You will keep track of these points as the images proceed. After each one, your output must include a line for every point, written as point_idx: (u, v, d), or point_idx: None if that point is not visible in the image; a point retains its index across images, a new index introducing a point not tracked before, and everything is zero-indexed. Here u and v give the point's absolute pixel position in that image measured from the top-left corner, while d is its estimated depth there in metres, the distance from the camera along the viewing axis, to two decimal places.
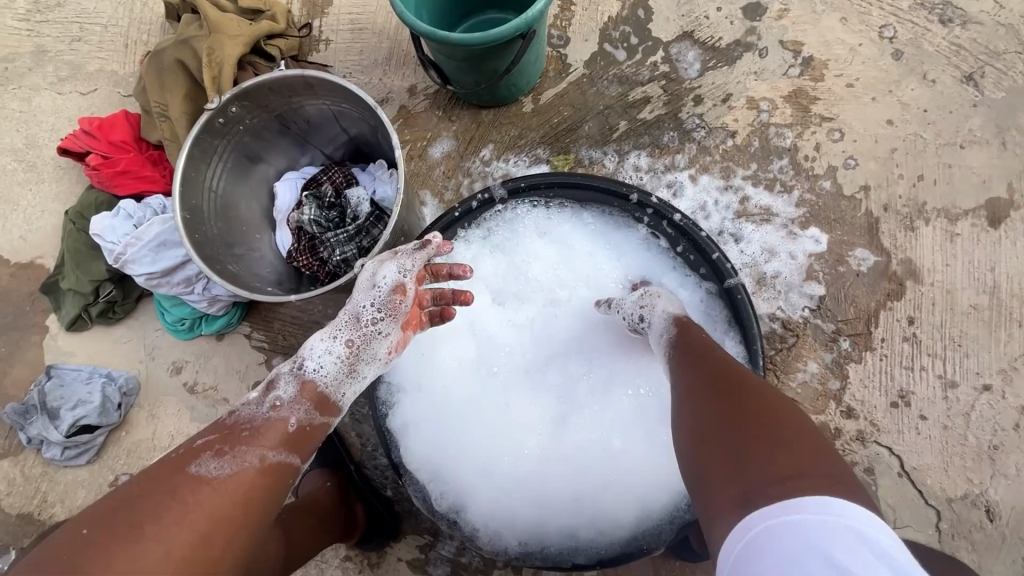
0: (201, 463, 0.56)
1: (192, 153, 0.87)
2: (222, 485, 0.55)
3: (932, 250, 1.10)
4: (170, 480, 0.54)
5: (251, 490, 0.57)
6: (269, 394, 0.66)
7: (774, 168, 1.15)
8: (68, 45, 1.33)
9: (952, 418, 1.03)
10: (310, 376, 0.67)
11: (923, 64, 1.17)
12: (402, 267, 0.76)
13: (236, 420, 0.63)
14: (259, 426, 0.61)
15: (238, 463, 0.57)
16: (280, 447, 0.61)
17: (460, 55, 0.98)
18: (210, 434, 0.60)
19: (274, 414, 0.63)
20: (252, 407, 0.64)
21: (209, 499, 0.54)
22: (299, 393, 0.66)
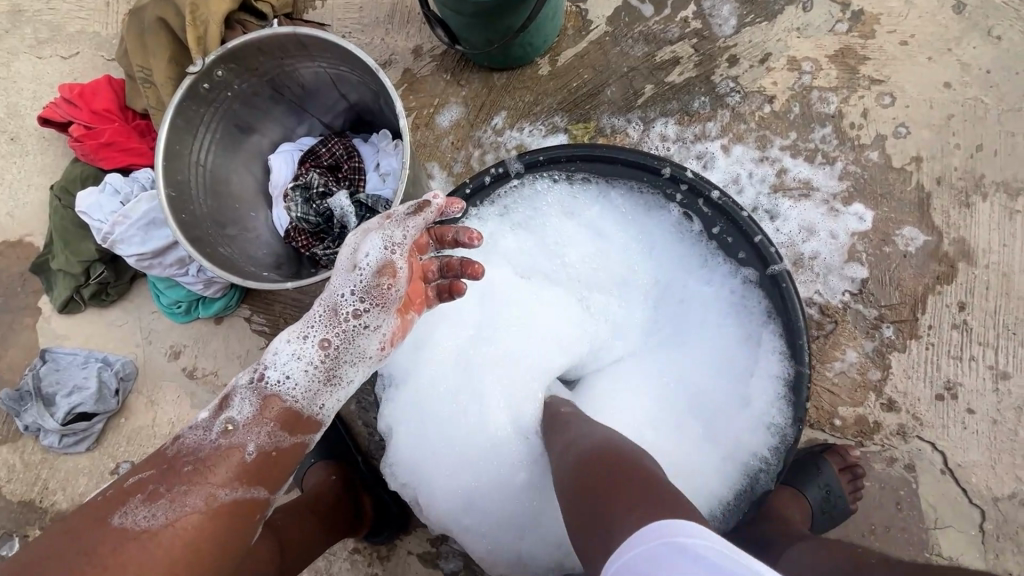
0: (125, 512, 0.56)
1: (175, 123, 0.79)
2: (153, 534, 0.55)
3: (989, 228, 1.00)
4: (98, 536, 0.54)
5: (191, 534, 0.56)
6: (222, 413, 0.62)
7: (816, 137, 1.04)
8: (46, 4, 1.23)
9: (1004, 412, 0.96)
10: (273, 389, 0.63)
11: (987, 18, 1.05)
12: (390, 242, 0.66)
13: (178, 450, 0.60)
14: (204, 459, 0.59)
15: (178, 508, 0.56)
16: (233, 484, 0.59)
17: (470, 11, 0.88)
18: (143, 471, 0.59)
19: (228, 441, 0.60)
20: (202, 431, 0.61)
21: (141, 551, 0.54)
22: (259, 411, 0.62)
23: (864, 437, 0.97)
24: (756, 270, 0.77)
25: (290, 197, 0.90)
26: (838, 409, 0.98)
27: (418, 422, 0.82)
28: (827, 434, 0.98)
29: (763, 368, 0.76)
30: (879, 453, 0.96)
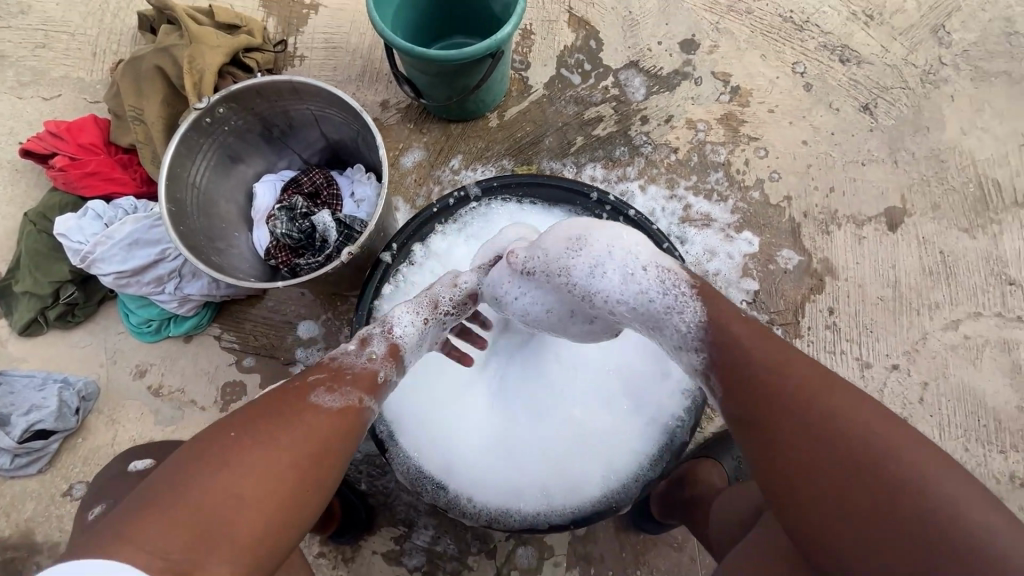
0: (319, 394, 0.65)
1: (179, 149, 0.91)
2: (329, 415, 0.64)
3: (844, 250, 1.28)
4: (294, 407, 0.63)
5: (347, 428, 0.65)
6: (365, 347, 0.74)
7: (711, 179, 1.30)
8: (32, 52, 1.33)
9: (869, 394, 1.19)
10: (399, 338, 0.76)
11: (828, 94, 1.38)
12: (480, 273, 0.88)
13: (340, 363, 0.71)
14: (358, 373, 0.70)
15: (344, 401, 0.66)
16: (376, 396, 0.69)
17: (435, 71, 1.08)
18: (320, 371, 0.69)
19: (370, 365, 0.72)
20: (350, 354, 0.73)
21: (315, 426, 0.62)
22: (390, 352, 0.75)
23: None
24: None
25: (274, 216, 1.02)
26: None
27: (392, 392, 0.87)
28: None
29: None
30: None
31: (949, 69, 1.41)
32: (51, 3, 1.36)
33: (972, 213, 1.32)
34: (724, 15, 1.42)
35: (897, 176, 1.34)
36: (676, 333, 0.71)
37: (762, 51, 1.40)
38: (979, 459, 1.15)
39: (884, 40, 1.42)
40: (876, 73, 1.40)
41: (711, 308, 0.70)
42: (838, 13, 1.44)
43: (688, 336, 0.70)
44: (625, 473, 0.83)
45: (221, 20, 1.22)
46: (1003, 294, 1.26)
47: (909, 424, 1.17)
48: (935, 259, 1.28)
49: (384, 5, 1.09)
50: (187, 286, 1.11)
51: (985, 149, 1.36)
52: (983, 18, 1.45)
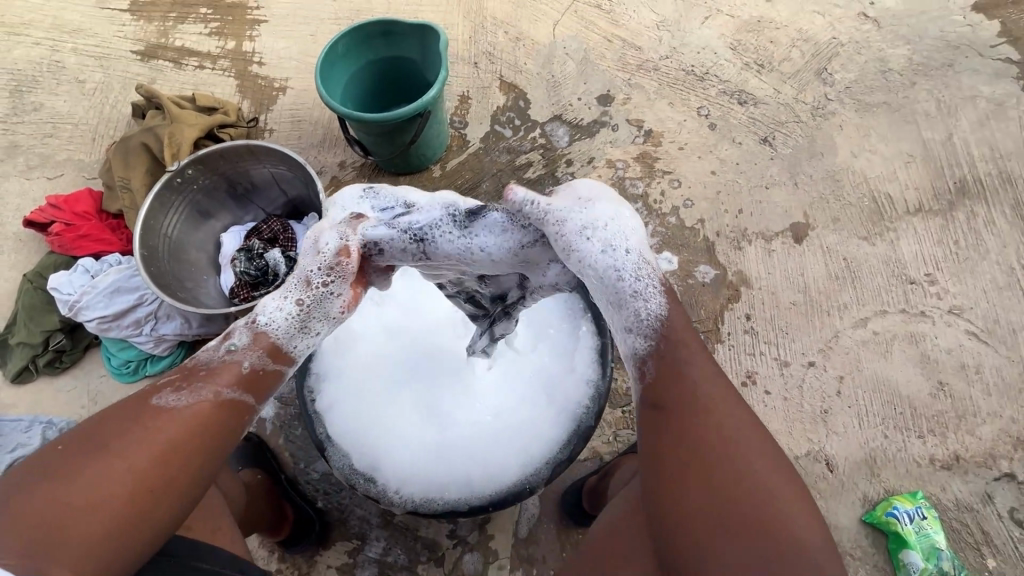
0: (162, 396, 0.66)
1: (152, 204, 1.09)
2: (178, 412, 0.65)
3: (756, 262, 1.41)
4: (137, 410, 0.64)
5: (206, 419, 0.66)
6: (225, 340, 0.73)
7: (632, 209, 1.47)
8: (41, 141, 1.56)
9: (790, 390, 1.28)
10: (262, 327, 0.73)
11: (731, 131, 1.58)
12: (342, 231, 0.77)
13: (195, 363, 0.71)
14: (212, 369, 0.70)
15: (196, 396, 0.67)
16: (234, 387, 0.69)
17: (375, 131, 1.28)
18: (172, 374, 0.69)
19: (229, 358, 0.71)
20: (209, 352, 0.72)
21: (168, 423, 0.64)
22: (253, 341, 0.73)
23: None
24: None
25: (235, 258, 1.18)
26: None
27: (330, 394, 0.97)
28: None
29: None
30: None
31: (836, 103, 1.61)
32: (60, 101, 1.60)
33: (869, 223, 1.46)
34: (635, 71, 1.64)
35: (799, 196, 1.50)
36: (633, 317, 0.74)
37: (670, 99, 1.61)
38: (899, 444, 1.23)
39: (776, 83, 1.64)
40: (772, 111, 1.61)
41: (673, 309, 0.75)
42: (734, 64, 1.66)
43: (644, 323, 0.73)
44: (540, 458, 0.92)
45: (200, 103, 1.44)
46: (905, 292, 1.38)
47: (830, 416, 1.26)
48: (840, 265, 1.41)
49: (331, 85, 1.31)
50: (161, 326, 1.24)
51: (876, 168, 1.53)
52: (860, 59, 1.66)
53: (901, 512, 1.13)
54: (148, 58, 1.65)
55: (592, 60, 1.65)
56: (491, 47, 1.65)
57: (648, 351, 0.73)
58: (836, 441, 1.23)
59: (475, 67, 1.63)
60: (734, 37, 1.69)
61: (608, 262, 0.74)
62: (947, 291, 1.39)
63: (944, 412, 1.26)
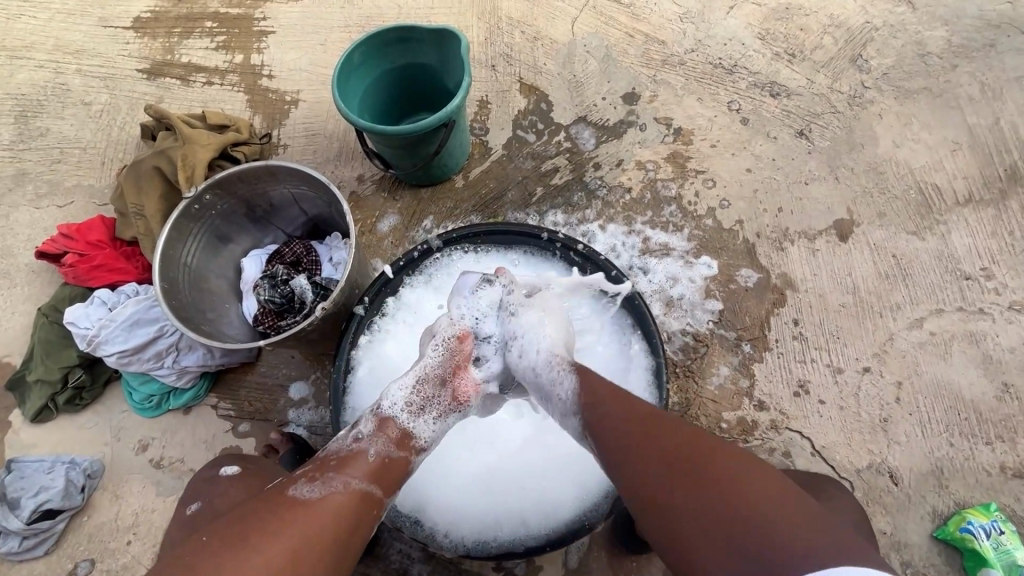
0: (298, 488, 0.69)
1: (170, 234, 1.03)
2: (313, 505, 0.68)
3: (801, 263, 1.34)
4: (277, 506, 0.67)
5: (338, 513, 0.68)
6: (353, 429, 0.80)
7: (666, 213, 1.40)
8: (49, 167, 1.51)
9: (845, 399, 1.22)
10: (387, 413, 0.81)
11: (765, 126, 1.50)
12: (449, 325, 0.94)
13: (326, 454, 0.77)
14: (343, 458, 0.75)
15: (328, 486, 0.70)
16: (363, 477, 0.73)
17: (397, 144, 1.22)
18: (309, 466, 0.74)
19: (357, 446, 0.77)
20: (339, 444, 0.78)
21: (304, 517, 0.66)
22: (378, 428, 0.79)
23: (746, 434, 1.20)
24: (620, 296, 1.05)
25: (259, 285, 1.12)
26: (723, 414, 1.22)
27: None
28: (718, 436, 1.20)
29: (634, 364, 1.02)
30: (761, 445, 1.19)
31: (873, 91, 1.53)
32: (66, 125, 1.56)
33: (918, 216, 1.38)
34: (660, 67, 1.57)
35: (841, 191, 1.42)
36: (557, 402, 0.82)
37: (698, 95, 1.54)
38: (966, 453, 1.16)
39: (809, 73, 1.56)
40: (806, 102, 1.53)
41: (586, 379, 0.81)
42: (763, 55, 1.59)
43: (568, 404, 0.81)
44: (595, 492, 0.92)
45: (212, 122, 1.39)
46: (961, 289, 1.31)
47: (890, 425, 1.19)
48: (889, 263, 1.34)
49: (348, 96, 1.24)
50: (184, 358, 1.19)
51: (920, 157, 1.45)
52: (897, 43, 1.58)
53: (976, 528, 1.07)
54: (154, 76, 1.60)
55: (614, 57, 1.58)
56: (508, 48, 1.58)
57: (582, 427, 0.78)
58: (898, 452, 1.17)
59: (492, 70, 1.56)
60: (762, 26, 1.62)
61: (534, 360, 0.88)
62: (1006, 286, 1.31)
63: (1012, 416, 1.19)
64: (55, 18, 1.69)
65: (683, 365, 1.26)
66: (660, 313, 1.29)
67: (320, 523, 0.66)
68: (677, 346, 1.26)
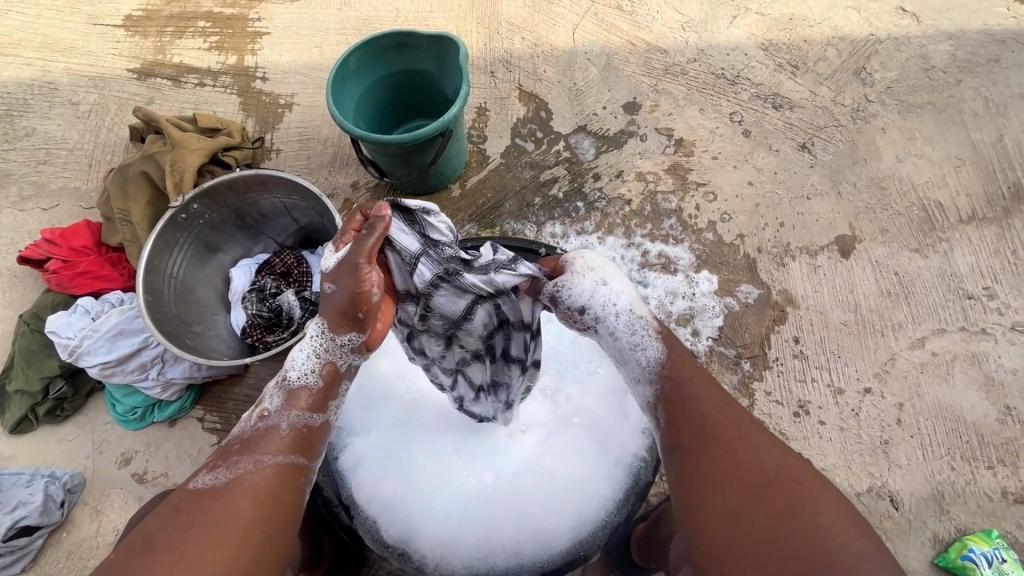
0: (199, 479, 0.67)
1: (156, 245, 1.01)
2: (219, 489, 0.66)
3: (802, 279, 1.32)
4: (178, 505, 0.65)
5: (252, 488, 0.67)
6: (259, 408, 0.76)
7: (665, 226, 1.37)
8: (34, 168, 1.47)
9: (846, 419, 1.20)
10: (294, 385, 0.77)
11: (767, 138, 1.48)
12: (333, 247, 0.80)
13: (231, 440, 0.73)
14: (249, 439, 0.72)
15: (234, 470, 0.68)
16: (275, 452, 0.71)
17: (392, 153, 1.19)
18: (210, 458, 0.71)
19: (266, 424, 0.74)
20: (245, 424, 0.75)
21: (213, 503, 0.64)
22: (286, 402, 0.76)
23: None
24: None
25: (246, 297, 1.11)
26: None
27: (370, 460, 0.97)
28: None
29: None
30: None
31: (877, 105, 1.51)
32: (53, 125, 1.52)
33: (920, 234, 1.36)
34: (661, 76, 1.54)
35: (843, 206, 1.40)
36: (637, 366, 0.81)
37: (700, 106, 1.51)
38: (968, 477, 1.15)
39: (812, 85, 1.54)
40: (809, 115, 1.51)
41: (672, 349, 0.80)
42: (767, 66, 1.56)
43: (648, 370, 0.80)
44: (594, 518, 0.92)
45: (203, 125, 1.35)
46: (963, 308, 1.29)
47: (891, 447, 1.17)
48: (892, 280, 1.32)
49: (342, 104, 1.21)
50: (170, 369, 1.16)
51: (923, 174, 1.43)
52: (901, 57, 1.56)
53: (978, 555, 1.05)
54: (144, 76, 1.56)
55: (615, 65, 1.55)
56: (508, 54, 1.56)
57: (656, 398, 0.78)
58: (900, 475, 1.15)
59: (491, 76, 1.53)
60: (765, 37, 1.59)
61: (614, 323, 0.84)
62: (1008, 306, 1.29)
63: (1013, 439, 1.18)
64: (43, 15, 1.65)
65: None
66: None
67: (233, 505, 0.64)
68: None
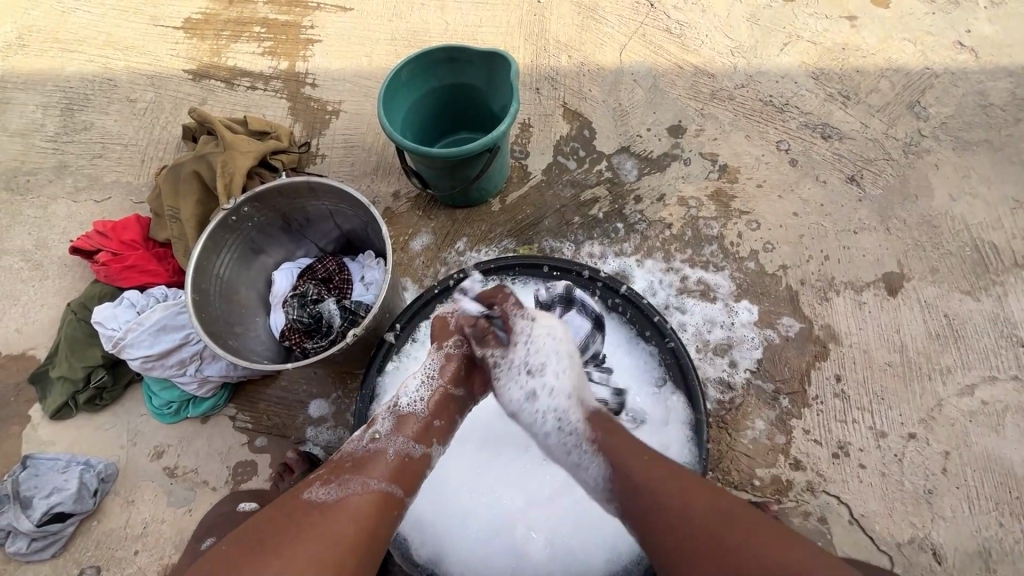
0: (312, 490, 0.71)
1: (206, 245, 1.03)
2: (327, 505, 0.69)
3: (846, 316, 1.28)
4: (290, 509, 0.69)
5: (357, 509, 0.70)
6: (370, 429, 0.83)
7: (706, 252, 1.35)
8: (89, 161, 1.52)
9: (888, 465, 1.15)
10: (405, 410, 0.84)
11: (815, 168, 1.45)
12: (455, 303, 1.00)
13: (342, 456, 0.79)
14: (360, 459, 0.77)
15: (345, 488, 0.72)
16: (381, 478, 0.74)
17: (438, 165, 1.20)
18: (322, 469, 0.76)
19: (376, 445, 0.79)
20: (356, 443, 0.81)
21: (321, 516, 0.68)
22: (396, 427, 0.82)
23: (780, 495, 1.14)
24: (660, 344, 1.05)
25: (288, 302, 1.12)
26: (756, 470, 1.16)
27: None
28: (749, 494, 1.15)
29: (673, 415, 1.00)
30: (795, 508, 1.13)
31: (930, 139, 1.47)
32: (110, 120, 1.57)
33: (973, 276, 1.31)
34: (708, 101, 1.53)
35: (892, 242, 1.36)
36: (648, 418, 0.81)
37: (747, 132, 1.49)
38: (1017, 535, 1.09)
39: (863, 116, 1.51)
40: (859, 147, 1.47)
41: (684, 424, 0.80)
42: (817, 95, 1.54)
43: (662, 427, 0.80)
44: (626, 554, 0.92)
45: (253, 127, 1.38)
46: (1017, 356, 1.23)
47: (936, 497, 1.12)
48: (942, 322, 1.27)
49: (392, 113, 1.22)
50: (208, 367, 1.18)
51: (978, 214, 1.38)
52: (957, 92, 1.52)
53: None
54: (199, 77, 1.60)
55: (661, 87, 1.54)
56: (554, 71, 1.56)
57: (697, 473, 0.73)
58: (944, 528, 1.10)
59: (536, 93, 1.54)
60: (816, 65, 1.57)
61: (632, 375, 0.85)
62: None
63: None
64: (108, 14, 1.72)
65: (716, 416, 1.21)
66: (695, 357, 1.24)
67: (337, 522, 0.68)
68: (713, 396, 1.21)
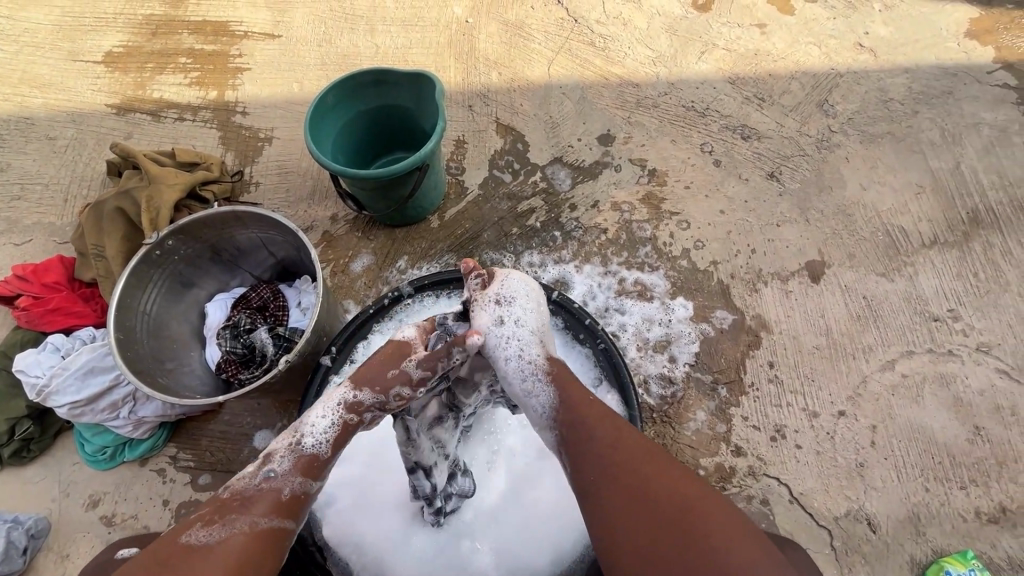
0: (191, 533, 0.65)
1: (129, 281, 1.01)
2: (209, 549, 0.63)
3: (775, 305, 1.35)
4: (166, 557, 0.62)
5: (241, 551, 0.65)
6: (265, 466, 0.74)
7: (641, 254, 1.40)
8: (7, 204, 1.46)
9: (822, 443, 1.21)
10: (307, 450, 0.76)
11: (737, 167, 1.53)
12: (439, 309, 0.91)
13: (231, 492, 0.71)
14: (249, 497, 0.70)
15: (228, 529, 0.66)
16: (270, 515, 0.69)
17: (369, 186, 1.21)
18: (205, 507, 0.69)
19: (268, 485, 0.72)
20: (247, 479, 0.73)
21: (199, 563, 0.62)
22: (294, 467, 0.74)
23: (724, 481, 1.18)
24: (594, 346, 1.08)
25: (221, 334, 1.11)
26: (700, 460, 1.20)
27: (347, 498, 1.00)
28: None
29: None
30: (739, 492, 1.17)
31: (840, 135, 1.58)
32: (29, 160, 1.51)
33: (886, 259, 1.41)
34: (634, 109, 1.59)
35: (811, 232, 1.45)
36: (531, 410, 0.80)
37: (672, 137, 1.56)
38: (942, 498, 1.17)
39: (778, 117, 1.60)
40: (775, 145, 1.56)
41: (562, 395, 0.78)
42: (735, 98, 1.63)
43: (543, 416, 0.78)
44: (569, 553, 0.94)
45: (181, 159, 1.36)
46: (930, 330, 1.32)
47: (866, 469, 1.19)
48: (861, 304, 1.35)
49: (320, 139, 1.22)
50: (141, 407, 1.14)
51: (886, 201, 1.49)
52: (860, 90, 1.64)
53: None
54: (123, 111, 1.57)
55: (589, 99, 1.60)
56: (485, 88, 1.60)
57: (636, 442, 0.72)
58: (876, 498, 1.17)
59: (469, 110, 1.57)
60: (733, 71, 1.66)
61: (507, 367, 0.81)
62: (972, 328, 1.33)
63: (984, 459, 1.20)
64: (22, 51, 1.66)
65: (661, 411, 1.25)
66: (636, 356, 1.28)
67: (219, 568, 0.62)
68: (658, 392, 1.25)
